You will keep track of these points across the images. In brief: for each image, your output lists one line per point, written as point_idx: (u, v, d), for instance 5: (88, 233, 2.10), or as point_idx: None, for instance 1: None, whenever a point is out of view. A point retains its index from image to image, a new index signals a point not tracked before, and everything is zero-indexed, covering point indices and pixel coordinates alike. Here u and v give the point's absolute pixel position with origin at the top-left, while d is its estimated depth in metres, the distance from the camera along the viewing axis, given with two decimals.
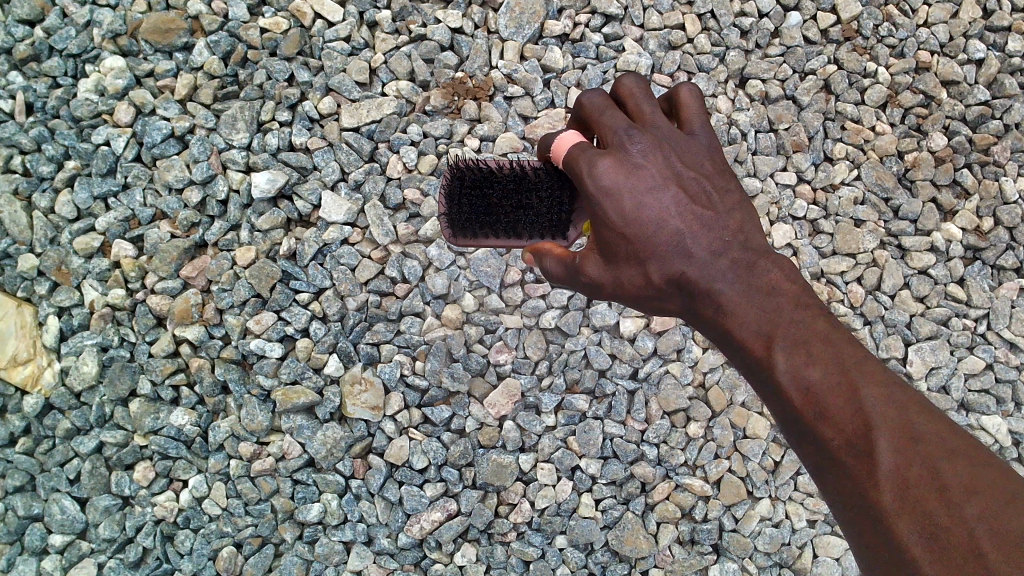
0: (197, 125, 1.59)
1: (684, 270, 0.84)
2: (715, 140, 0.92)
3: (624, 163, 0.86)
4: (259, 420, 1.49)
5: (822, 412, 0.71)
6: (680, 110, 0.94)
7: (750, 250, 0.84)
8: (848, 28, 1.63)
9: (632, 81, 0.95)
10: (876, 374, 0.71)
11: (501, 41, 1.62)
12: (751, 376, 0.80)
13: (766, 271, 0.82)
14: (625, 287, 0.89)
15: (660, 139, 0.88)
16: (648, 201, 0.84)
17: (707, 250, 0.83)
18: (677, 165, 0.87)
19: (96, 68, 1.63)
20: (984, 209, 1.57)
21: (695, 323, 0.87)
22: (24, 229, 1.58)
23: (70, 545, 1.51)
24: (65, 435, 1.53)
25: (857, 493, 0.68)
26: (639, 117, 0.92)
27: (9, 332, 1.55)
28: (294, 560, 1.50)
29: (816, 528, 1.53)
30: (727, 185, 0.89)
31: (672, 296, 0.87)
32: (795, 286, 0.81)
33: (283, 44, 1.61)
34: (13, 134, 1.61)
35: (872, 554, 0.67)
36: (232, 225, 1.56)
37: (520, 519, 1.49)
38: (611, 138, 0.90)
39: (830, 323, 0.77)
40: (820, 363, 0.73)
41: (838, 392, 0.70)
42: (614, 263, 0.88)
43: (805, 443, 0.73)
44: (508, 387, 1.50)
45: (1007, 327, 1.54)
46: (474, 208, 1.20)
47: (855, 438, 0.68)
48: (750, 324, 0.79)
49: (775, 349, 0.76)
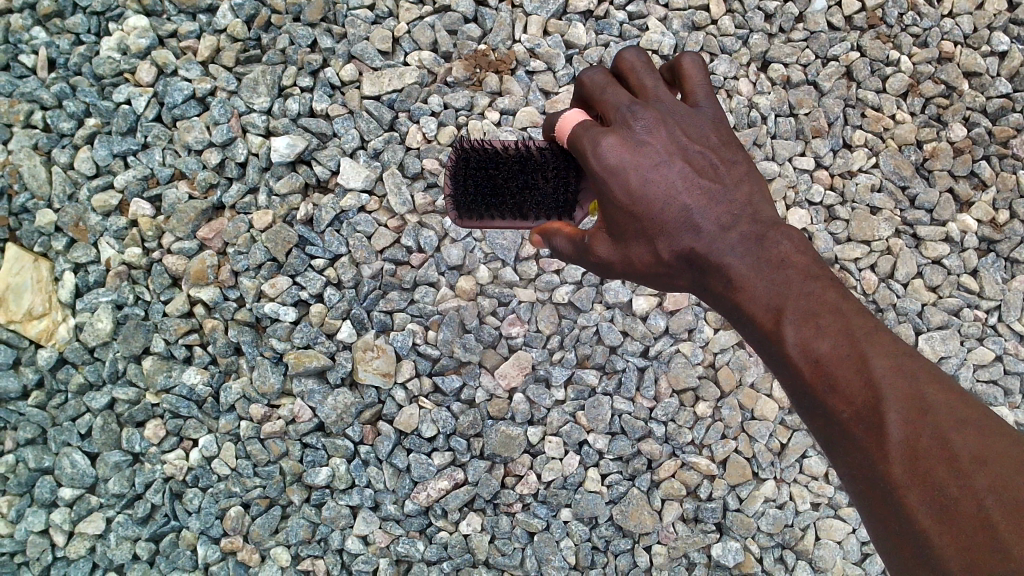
0: (218, 87, 1.60)
1: (693, 245, 0.83)
2: (719, 111, 0.93)
3: (628, 139, 0.86)
4: (271, 382, 1.51)
5: (832, 385, 0.71)
6: (684, 83, 0.94)
7: (760, 223, 0.84)
8: (872, 16, 1.63)
9: (633, 55, 0.95)
10: (885, 345, 0.71)
11: (526, 15, 1.62)
12: (761, 351, 0.79)
13: (777, 244, 0.82)
14: (634, 265, 0.88)
15: (663, 114, 0.88)
16: (654, 176, 0.84)
17: (715, 224, 0.83)
18: (683, 138, 0.87)
19: (119, 27, 1.63)
20: (1001, 201, 1.59)
21: (705, 298, 0.87)
22: (44, 184, 1.59)
23: (80, 499, 1.53)
24: (78, 390, 1.54)
25: (868, 467, 0.68)
26: (642, 92, 0.92)
27: (26, 286, 1.57)
28: (301, 522, 1.51)
29: (819, 511, 1.54)
30: (733, 157, 0.89)
31: (682, 271, 0.86)
32: (804, 258, 0.81)
33: (307, 10, 1.61)
34: (35, 89, 1.61)
35: (883, 529, 0.68)
36: (250, 188, 1.57)
37: (526, 490, 1.50)
38: (616, 115, 0.90)
39: (840, 295, 0.77)
40: (829, 335, 0.73)
41: (846, 364, 0.70)
42: (621, 241, 0.88)
43: (815, 418, 0.73)
44: (519, 359, 1.51)
45: (1017, 319, 1.56)
46: (481, 190, 1.19)
47: (866, 412, 0.68)
48: (760, 297, 0.79)
49: (785, 322, 0.76)
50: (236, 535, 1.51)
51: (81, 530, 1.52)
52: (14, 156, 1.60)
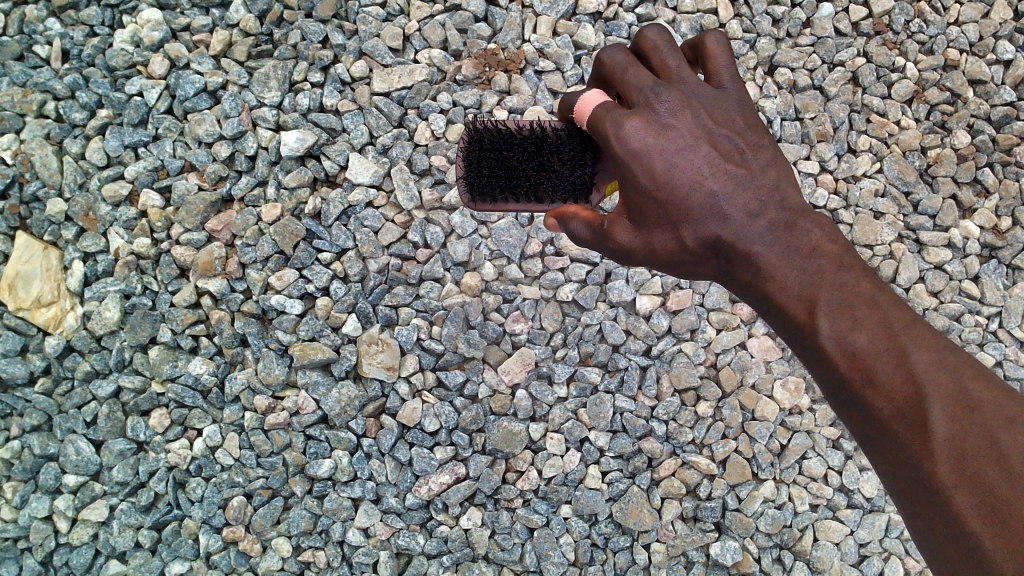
0: (230, 81, 1.61)
1: (719, 233, 0.86)
2: (744, 93, 0.94)
3: (653, 124, 0.87)
4: (276, 374, 1.52)
5: (870, 379, 0.73)
6: (709, 62, 0.95)
7: (788, 210, 0.86)
8: (879, 22, 1.64)
9: (655, 33, 0.94)
10: (925, 339, 0.73)
11: (535, 16, 1.64)
12: (794, 342, 0.81)
13: (808, 234, 0.84)
14: (657, 252, 0.90)
15: (687, 96, 0.90)
16: (679, 162, 0.85)
17: (743, 212, 0.85)
18: (708, 122, 0.89)
19: (133, 20, 1.65)
20: (1003, 209, 1.59)
21: (731, 286, 0.89)
22: (54, 173, 1.60)
23: (84, 486, 1.54)
24: (85, 378, 1.56)
25: (911, 463, 0.70)
26: (665, 72, 0.93)
27: (35, 274, 1.58)
28: (303, 513, 1.51)
29: (818, 513, 1.55)
30: (760, 141, 0.90)
31: (706, 260, 0.88)
32: (837, 249, 0.83)
33: (319, 7, 1.63)
34: (48, 79, 1.63)
35: (925, 524, 0.70)
36: (260, 181, 1.58)
37: (527, 486, 1.51)
38: (638, 96, 0.91)
39: (874, 285, 0.79)
40: (865, 328, 0.75)
41: (885, 358, 0.73)
42: (645, 228, 0.90)
43: (851, 411, 0.75)
44: (522, 355, 1.52)
45: (1018, 326, 1.57)
46: (494, 172, 1.21)
47: (908, 407, 0.70)
48: (792, 289, 0.81)
49: (819, 314, 0.78)
50: (238, 525, 1.52)
51: (85, 517, 1.53)
52: (26, 145, 1.61)
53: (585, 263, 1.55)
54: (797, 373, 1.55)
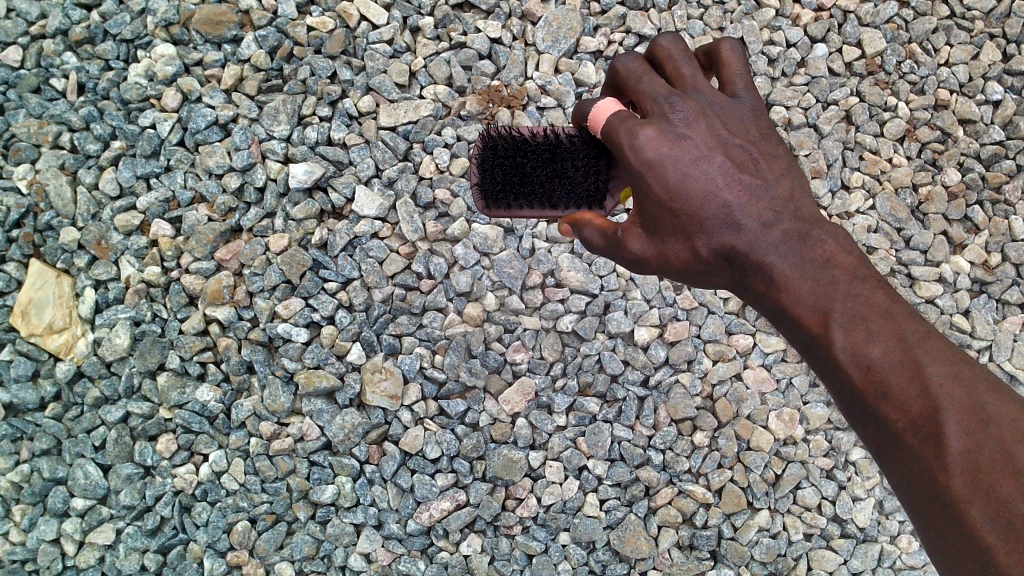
0: (240, 115, 1.65)
1: (733, 242, 0.89)
2: (759, 101, 0.98)
3: (667, 133, 0.91)
4: (281, 401, 1.55)
5: (885, 391, 0.75)
6: (724, 74, 1.00)
7: (802, 220, 0.88)
8: (871, 63, 1.70)
9: (670, 42, 1.01)
10: (939, 351, 0.75)
11: (538, 54, 1.69)
12: (807, 352, 0.83)
13: (821, 243, 0.86)
14: (670, 261, 0.93)
15: (702, 106, 0.93)
16: (694, 172, 0.89)
17: (756, 222, 0.88)
18: (722, 132, 0.92)
19: (147, 54, 1.69)
20: (993, 244, 1.64)
21: (745, 295, 0.92)
22: (68, 203, 1.65)
23: (91, 510, 1.57)
24: (94, 403, 1.59)
25: (926, 477, 0.72)
26: (680, 80, 0.99)
27: (47, 301, 1.61)
28: (306, 538, 1.55)
29: (812, 542, 1.57)
30: (774, 150, 0.94)
31: (720, 268, 0.91)
32: (850, 259, 0.84)
33: (328, 44, 1.67)
34: (63, 111, 1.67)
35: (941, 536, 0.72)
36: (268, 212, 1.62)
37: (526, 513, 1.54)
38: (654, 105, 0.95)
39: (888, 296, 0.80)
40: (881, 341, 0.76)
41: (900, 371, 0.74)
42: (660, 238, 0.93)
43: (864, 422, 0.77)
44: (523, 385, 1.55)
45: (1008, 359, 1.62)
46: (506, 180, 1.26)
47: (922, 421, 0.72)
48: (805, 298, 0.83)
49: (833, 326, 0.79)
50: (242, 549, 1.55)
51: (92, 540, 1.56)
52: (41, 175, 1.66)
53: (585, 294, 1.59)
54: (791, 405, 1.58)
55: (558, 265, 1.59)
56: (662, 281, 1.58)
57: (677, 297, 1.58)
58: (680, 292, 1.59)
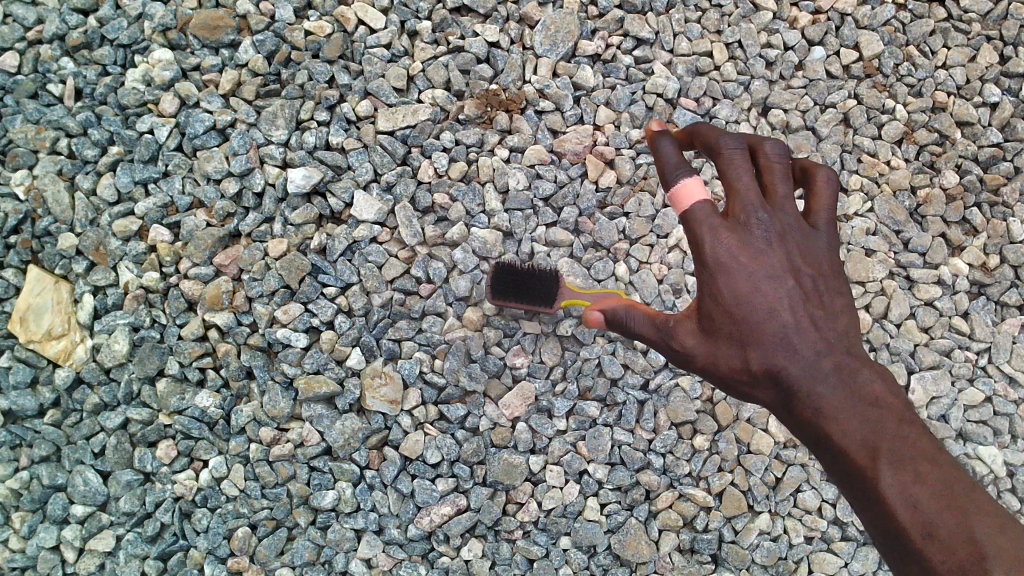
0: (238, 120, 1.65)
1: (788, 367, 0.92)
2: (835, 242, 1.02)
3: (749, 248, 0.96)
4: (281, 407, 1.55)
5: (930, 534, 0.79)
6: (811, 202, 1.03)
7: (855, 358, 0.93)
8: (869, 66, 1.70)
9: (775, 151, 1.01)
10: (982, 505, 0.80)
11: (536, 57, 1.67)
12: (847, 484, 0.86)
13: (870, 382, 0.90)
14: (718, 369, 0.97)
15: (784, 229, 0.98)
16: (766, 290, 0.94)
17: (813, 351, 0.92)
18: (796, 259, 0.97)
19: (144, 59, 1.69)
20: (991, 247, 1.65)
21: (785, 421, 0.95)
22: (66, 209, 1.64)
23: (91, 516, 1.56)
24: (93, 410, 1.59)
25: None
26: (771, 195, 1.00)
27: (46, 307, 1.61)
28: (306, 544, 1.54)
29: (812, 545, 1.57)
30: (839, 289, 0.98)
31: (766, 389, 0.95)
32: (897, 402, 0.88)
33: (326, 48, 1.67)
34: (61, 117, 1.67)
35: None
36: (266, 218, 1.62)
37: (527, 518, 1.54)
38: (745, 215, 0.98)
39: (935, 444, 0.85)
40: (924, 484, 0.81)
41: (945, 512, 0.79)
42: (713, 341, 0.97)
43: (902, 560, 0.81)
44: (523, 389, 1.56)
45: (1007, 361, 1.61)
46: (507, 288, 1.51)
47: (968, 564, 0.77)
48: (854, 432, 0.86)
49: (881, 465, 0.83)
50: (243, 555, 1.55)
51: (92, 547, 1.56)
52: (38, 181, 1.65)
53: (584, 299, 1.58)
54: None
55: (557, 269, 1.59)
56: (662, 286, 1.58)
57: (676, 301, 1.59)
58: (679, 297, 1.60)
